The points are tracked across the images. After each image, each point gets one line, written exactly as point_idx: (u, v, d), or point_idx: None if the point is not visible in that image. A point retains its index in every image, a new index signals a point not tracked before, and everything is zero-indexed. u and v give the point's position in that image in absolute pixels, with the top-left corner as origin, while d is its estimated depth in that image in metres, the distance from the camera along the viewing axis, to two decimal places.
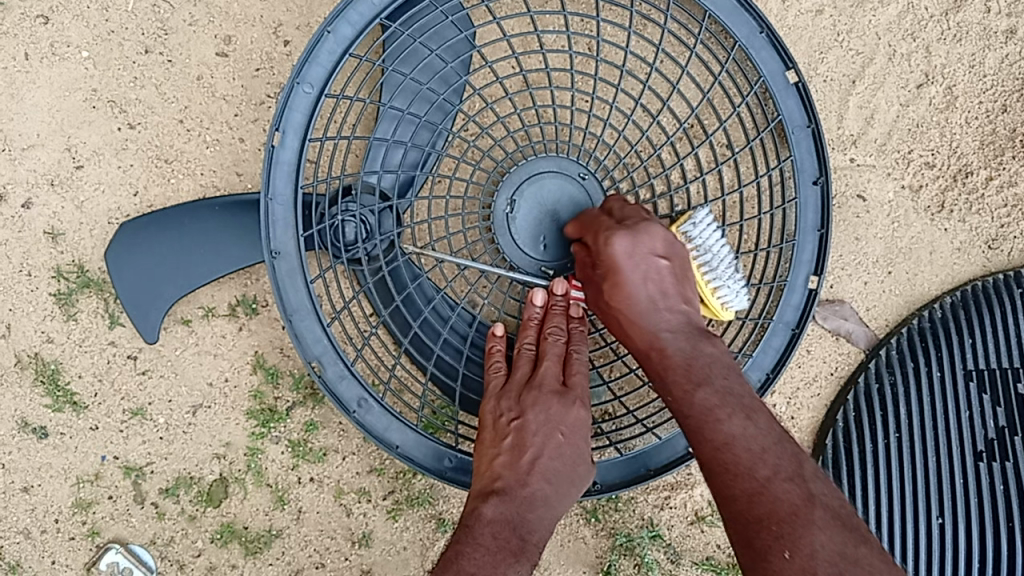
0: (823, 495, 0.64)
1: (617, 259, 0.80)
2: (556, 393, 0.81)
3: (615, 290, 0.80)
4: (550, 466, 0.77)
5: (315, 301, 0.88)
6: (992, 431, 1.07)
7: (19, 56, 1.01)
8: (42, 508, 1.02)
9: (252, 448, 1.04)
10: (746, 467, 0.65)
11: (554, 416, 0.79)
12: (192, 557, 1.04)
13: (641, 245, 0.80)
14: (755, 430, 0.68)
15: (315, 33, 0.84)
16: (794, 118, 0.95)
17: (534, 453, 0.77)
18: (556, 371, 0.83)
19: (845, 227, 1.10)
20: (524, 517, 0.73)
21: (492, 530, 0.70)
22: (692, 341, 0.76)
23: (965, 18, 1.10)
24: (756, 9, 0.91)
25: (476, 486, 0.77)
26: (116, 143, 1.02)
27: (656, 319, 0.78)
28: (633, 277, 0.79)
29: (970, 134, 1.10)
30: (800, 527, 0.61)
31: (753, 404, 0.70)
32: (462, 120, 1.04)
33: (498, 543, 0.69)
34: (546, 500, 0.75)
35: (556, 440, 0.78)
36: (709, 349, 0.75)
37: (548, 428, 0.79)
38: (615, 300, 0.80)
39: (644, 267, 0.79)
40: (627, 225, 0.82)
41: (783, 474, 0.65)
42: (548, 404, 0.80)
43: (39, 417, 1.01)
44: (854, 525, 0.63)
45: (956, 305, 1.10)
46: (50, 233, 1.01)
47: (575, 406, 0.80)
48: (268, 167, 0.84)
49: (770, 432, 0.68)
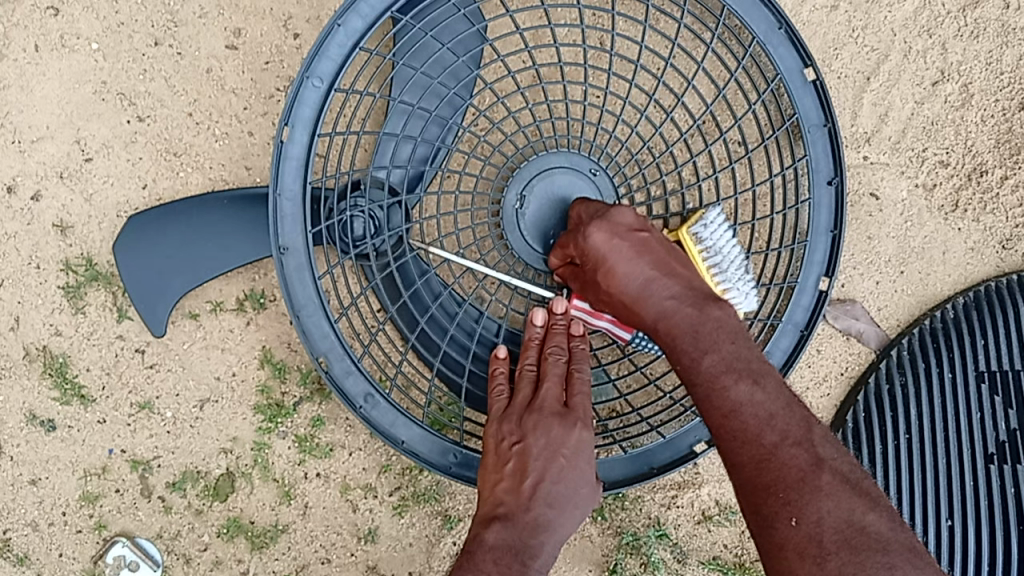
0: (832, 459, 0.64)
1: (600, 249, 0.79)
2: (557, 415, 0.80)
3: (609, 277, 0.79)
4: (552, 489, 0.76)
5: (322, 296, 0.87)
6: (1004, 433, 1.06)
7: (29, 48, 1.00)
8: (50, 501, 1.02)
9: (259, 443, 1.04)
10: (754, 434, 0.66)
11: (554, 439, 0.78)
12: (199, 550, 1.04)
13: (619, 229, 0.80)
14: (763, 395, 0.67)
15: (326, 26, 0.84)
16: (810, 116, 0.93)
17: (536, 475, 0.76)
18: (557, 392, 0.82)
19: (858, 225, 1.09)
20: (526, 542, 0.72)
21: (494, 556, 0.69)
22: (697, 305, 0.74)
23: (982, 15, 1.09)
24: (774, 5, 0.90)
25: (480, 513, 0.77)
26: (125, 136, 1.02)
27: (657, 290, 0.76)
28: (622, 261, 0.78)
29: (985, 132, 1.09)
30: (807, 494, 0.62)
31: (761, 369, 0.70)
32: (473, 115, 1.04)
33: (500, 568, 0.68)
34: (550, 525, 0.74)
35: (559, 464, 0.77)
36: (717, 312, 0.73)
37: (551, 450, 0.77)
38: (611, 287, 0.79)
39: (630, 247, 0.79)
40: (606, 215, 0.82)
41: (792, 439, 0.65)
42: (549, 427, 0.79)
43: (47, 410, 1.02)
44: (864, 489, 0.63)
45: (969, 305, 1.09)
46: (59, 226, 1.01)
47: (576, 428, 0.79)
48: (277, 162, 0.84)
49: (779, 396, 0.68)
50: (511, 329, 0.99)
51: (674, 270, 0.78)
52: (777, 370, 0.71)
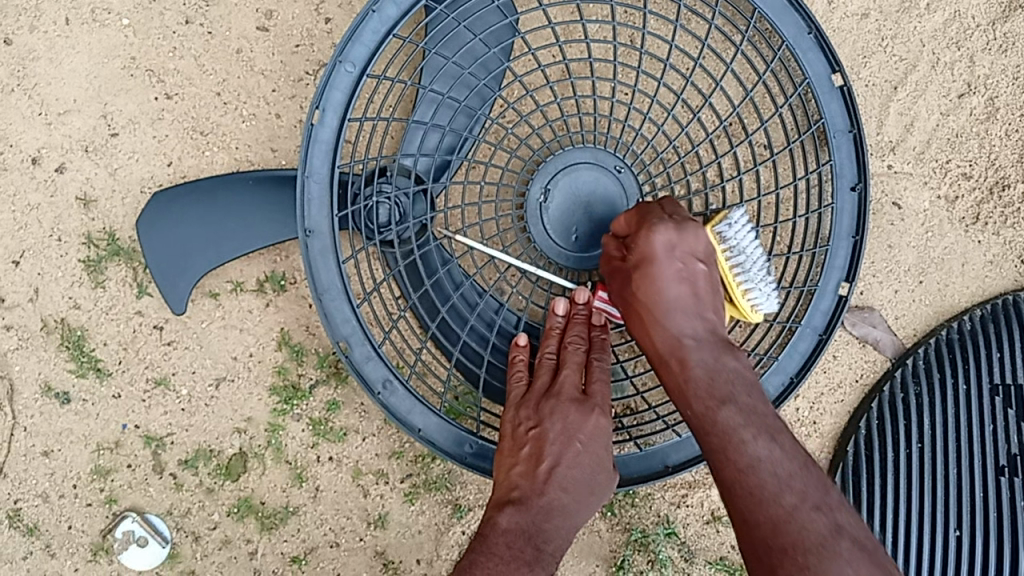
0: (851, 527, 0.62)
1: (653, 249, 0.79)
2: (574, 401, 0.81)
3: (644, 281, 0.79)
4: (566, 475, 0.77)
5: (346, 280, 0.88)
6: (1016, 447, 1.06)
7: (60, 20, 1.01)
8: (62, 474, 1.02)
9: (273, 425, 1.04)
10: (772, 493, 0.64)
11: (571, 424, 0.79)
12: (208, 529, 1.04)
13: (683, 241, 0.79)
14: (780, 454, 0.66)
15: (360, 11, 0.84)
16: (837, 122, 0.94)
17: (551, 459, 0.78)
18: (576, 378, 0.83)
19: (878, 234, 1.09)
20: (540, 526, 0.73)
21: (507, 540, 0.71)
22: (716, 353, 0.75)
23: (1011, 30, 1.09)
24: (805, 9, 0.91)
25: (493, 496, 0.78)
26: (152, 112, 1.02)
27: (683, 323, 0.77)
28: (664, 273, 0.78)
29: (1009, 147, 1.09)
30: (826, 559, 0.59)
31: (776, 426, 0.69)
32: (501, 107, 1.04)
33: (512, 552, 0.70)
34: (564, 510, 0.75)
35: (575, 449, 0.78)
36: (733, 362, 0.74)
37: (567, 436, 0.79)
38: (644, 290, 0.79)
39: (679, 266, 0.78)
40: (675, 218, 0.81)
41: (811, 503, 0.63)
42: (567, 412, 0.80)
43: (63, 382, 1.02)
44: (882, 561, 0.61)
45: (987, 318, 1.09)
46: (82, 200, 1.01)
47: (594, 414, 0.80)
48: (306, 146, 0.84)
49: (796, 456, 0.67)
50: (530, 321, 0.99)
51: (706, 303, 0.78)
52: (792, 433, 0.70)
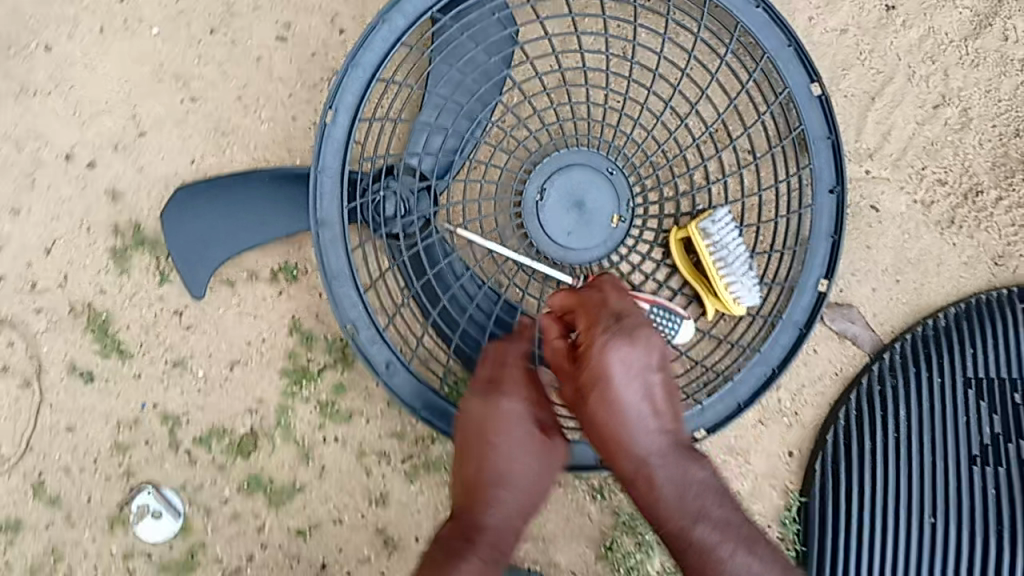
0: None
1: (608, 368, 0.80)
2: (480, 391, 0.87)
3: (601, 397, 0.81)
4: (485, 466, 0.84)
5: (354, 267, 0.94)
6: (988, 438, 1.11)
7: (94, 31, 1.10)
8: (83, 449, 1.08)
9: (283, 406, 1.10)
10: None
11: (474, 412, 0.86)
12: (219, 504, 1.09)
13: (637, 358, 0.81)
14: (760, 566, 0.79)
15: (371, 22, 0.92)
16: (815, 129, 1.01)
17: (472, 457, 0.85)
18: (486, 370, 0.89)
19: (857, 236, 1.15)
20: (470, 522, 0.80)
21: (440, 547, 0.79)
22: (681, 467, 0.82)
23: (983, 46, 1.16)
24: (786, 25, 0.98)
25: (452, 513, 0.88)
26: (178, 113, 1.10)
27: (646, 440, 0.82)
28: (621, 389, 0.81)
29: (982, 155, 1.15)
30: None
31: (751, 536, 0.81)
32: (500, 112, 1.11)
33: (444, 551, 0.78)
34: (491, 500, 0.82)
35: (482, 435, 0.85)
36: (697, 473, 0.83)
37: (475, 426, 0.86)
38: (603, 408, 0.82)
39: (633, 385, 0.81)
40: (623, 325, 0.82)
41: None
42: (471, 403, 0.87)
43: (88, 362, 1.09)
44: None
45: (960, 315, 1.14)
46: (112, 192, 1.09)
47: (493, 397, 0.86)
48: (319, 143, 0.92)
49: (772, 562, 0.80)
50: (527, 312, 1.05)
51: (666, 417, 0.83)
52: (760, 530, 0.83)
